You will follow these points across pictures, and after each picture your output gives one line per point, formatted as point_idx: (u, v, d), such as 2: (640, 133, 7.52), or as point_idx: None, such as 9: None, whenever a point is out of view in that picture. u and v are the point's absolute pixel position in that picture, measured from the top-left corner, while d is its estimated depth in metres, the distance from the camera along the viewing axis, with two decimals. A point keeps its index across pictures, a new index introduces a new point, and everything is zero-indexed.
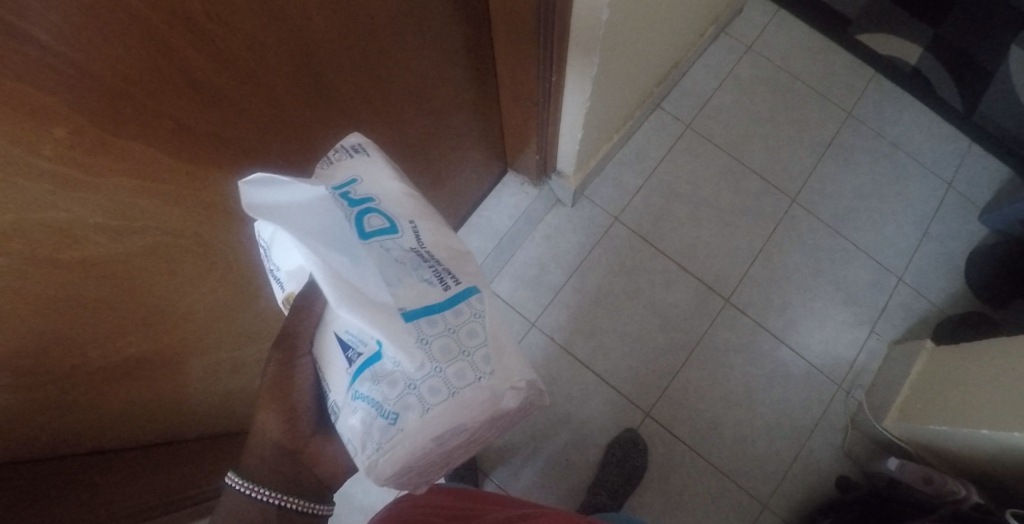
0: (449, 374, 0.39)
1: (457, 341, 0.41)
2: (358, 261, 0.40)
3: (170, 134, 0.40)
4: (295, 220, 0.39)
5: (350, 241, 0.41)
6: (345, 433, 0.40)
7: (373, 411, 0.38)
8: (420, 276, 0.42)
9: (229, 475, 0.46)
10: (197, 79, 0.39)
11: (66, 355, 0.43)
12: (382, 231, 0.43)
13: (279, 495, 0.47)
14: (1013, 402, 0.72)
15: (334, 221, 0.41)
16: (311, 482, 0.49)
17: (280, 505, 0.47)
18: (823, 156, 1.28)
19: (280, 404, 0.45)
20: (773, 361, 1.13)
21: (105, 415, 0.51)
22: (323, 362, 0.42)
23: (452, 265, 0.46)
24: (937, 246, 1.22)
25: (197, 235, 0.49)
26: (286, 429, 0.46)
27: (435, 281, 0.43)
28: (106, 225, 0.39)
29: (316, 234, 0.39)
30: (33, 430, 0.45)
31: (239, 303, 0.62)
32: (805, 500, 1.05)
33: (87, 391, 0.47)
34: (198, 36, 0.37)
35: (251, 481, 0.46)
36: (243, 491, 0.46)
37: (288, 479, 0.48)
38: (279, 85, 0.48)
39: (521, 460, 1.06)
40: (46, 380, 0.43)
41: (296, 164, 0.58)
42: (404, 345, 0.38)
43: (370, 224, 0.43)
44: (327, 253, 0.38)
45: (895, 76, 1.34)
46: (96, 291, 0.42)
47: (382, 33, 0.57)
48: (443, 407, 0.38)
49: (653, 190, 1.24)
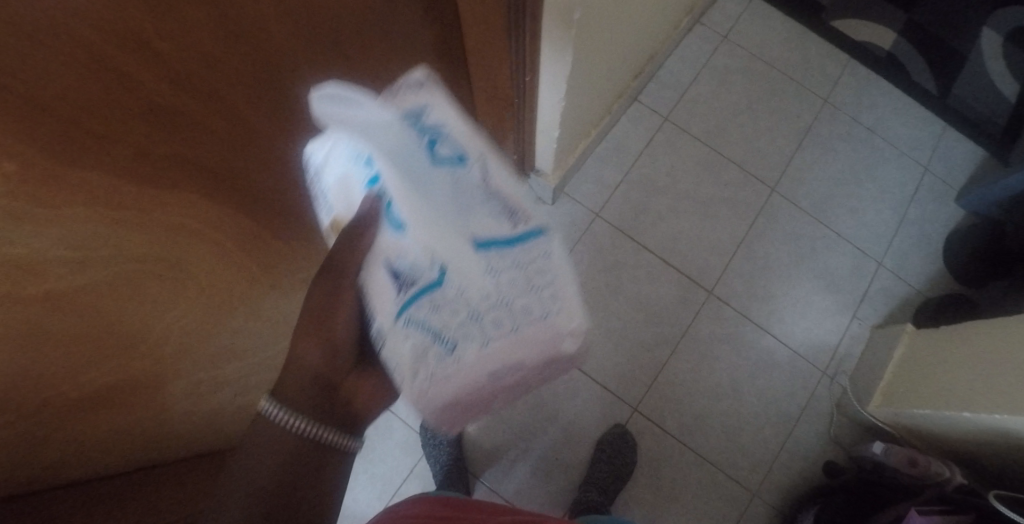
0: (515, 308, 0.43)
1: (524, 276, 0.43)
2: (429, 189, 0.42)
3: (128, 160, 0.39)
4: (367, 138, 0.41)
5: (420, 167, 0.42)
6: (394, 359, 0.42)
7: (428, 339, 0.41)
8: (490, 209, 0.44)
9: (266, 403, 0.48)
10: (153, 101, 0.38)
11: (46, 389, 0.42)
12: (452, 160, 0.44)
13: (316, 427, 0.50)
14: (992, 384, 0.74)
15: (404, 146, 0.42)
16: (344, 415, 0.52)
17: (316, 435, 0.49)
18: (801, 143, 1.29)
19: (322, 335, 0.48)
20: (758, 349, 1.14)
21: (95, 443, 0.50)
22: (370, 292, 0.43)
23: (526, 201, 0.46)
24: (916, 229, 1.23)
25: (165, 258, 0.48)
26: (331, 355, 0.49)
27: (505, 216, 0.44)
28: (68, 256, 0.38)
29: (388, 156, 0.40)
30: (15, 474, 0.43)
31: (214, 322, 0.61)
32: (793, 486, 1.06)
33: (66, 424, 0.46)
34: (151, 56, 0.36)
35: (289, 412, 0.48)
36: (281, 422, 0.48)
37: (322, 411, 0.50)
38: (242, 101, 0.47)
39: (510, 461, 1.07)
40: (28, 414, 0.42)
41: (264, 180, 0.57)
42: (471, 272, 0.42)
43: (440, 151, 0.44)
44: (398, 177, 0.40)
45: (869, 61, 1.35)
46: (62, 326, 0.41)
47: (345, 40, 0.56)
48: (502, 339, 0.42)
49: (634, 184, 1.24)
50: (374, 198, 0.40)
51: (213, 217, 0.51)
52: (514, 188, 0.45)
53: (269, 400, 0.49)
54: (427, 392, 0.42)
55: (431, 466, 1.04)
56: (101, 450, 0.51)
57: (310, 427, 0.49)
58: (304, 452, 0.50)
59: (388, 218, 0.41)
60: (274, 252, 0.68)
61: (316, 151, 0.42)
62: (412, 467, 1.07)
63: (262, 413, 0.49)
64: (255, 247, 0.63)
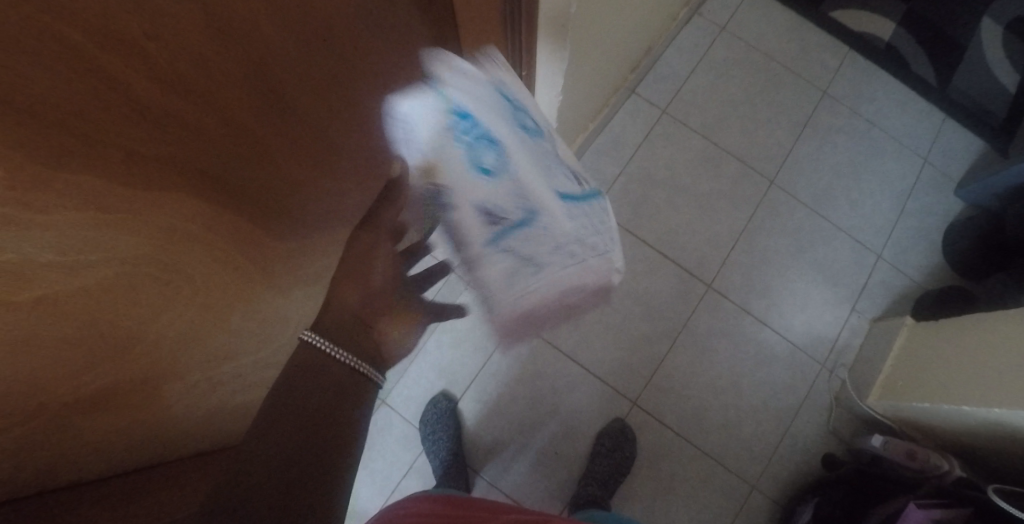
0: (582, 244, 0.58)
1: (586, 221, 0.58)
2: (528, 154, 0.51)
3: (117, 163, 0.38)
4: (476, 103, 0.47)
5: (512, 128, 0.50)
6: (485, 281, 0.52)
7: (518, 265, 0.53)
8: (564, 172, 0.56)
9: (308, 332, 0.49)
10: (141, 103, 0.37)
11: (50, 393, 0.41)
12: (538, 128, 0.53)
13: (355, 359, 0.50)
14: (992, 378, 0.74)
15: (499, 112, 0.49)
16: (373, 353, 0.54)
17: (356, 365, 0.50)
18: (800, 135, 1.28)
19: (361, 279, 0.55)
20: (757, 342, 1.14)
21: (101, 442, 0.49)
22: (457, 232, 0.52)
23: (579, 167, 0.61)
24: (915, 221, 1.23)
25: (159, 260, 0.47)
26: (373, 295, 0.55)
27: (571, 177, 0.57)
28: (61, 263, 0.37)
29: (495, 122, 0.48)
30: (28, 470, 0.42)
31: (210, 324, 0.60)
32: (792, 479, 1.07)
33: (70, 425, 0.45)
34: (137, 58, 0.35)
35: (331, 343, 0.50)
36: (325, 349, 0.49)
37: (356, 345, 0.52)
38: (236, 101, 0.46)
39: (510, 456, 1.07)
40: (36, 419, 0.41)
41: (260, 180, 0.56)
42: (557, 219, 0.54)
43: (527, 122, 0.52)
44: (507, 144, 0.49)
45: (868, 52, 1.34)
46: (57, 334, 0.40)
47: (351, 38, 0.54)
48: (572, 266, 0.58)
49: (632, 178, 1.23)
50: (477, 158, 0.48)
51: (206, 217, 0.51)
52: (573, 156, 0.60)
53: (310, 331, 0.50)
54: (513, 304, 0.54)
55: (431, 461, 1.04)
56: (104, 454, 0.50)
57: (351, 357, 0.50)
58: (338, 383, 0.49)
59: (483, 173, 0.49)
60: (272, 253, 0.67)
61: (420, 110, 0.47)
62: (411, 462, 1.07)
63: (303, 340, 0.49)
64: (252, 248, 0.62)
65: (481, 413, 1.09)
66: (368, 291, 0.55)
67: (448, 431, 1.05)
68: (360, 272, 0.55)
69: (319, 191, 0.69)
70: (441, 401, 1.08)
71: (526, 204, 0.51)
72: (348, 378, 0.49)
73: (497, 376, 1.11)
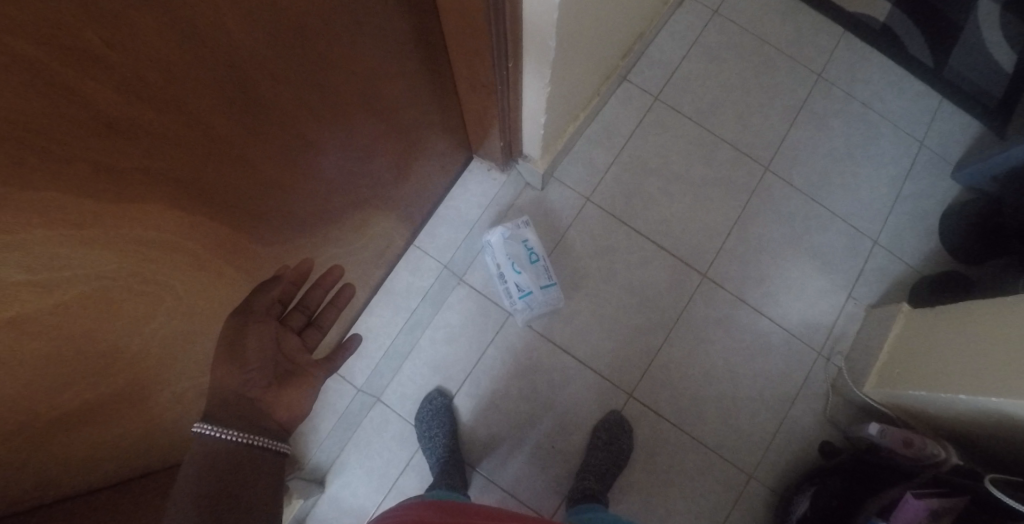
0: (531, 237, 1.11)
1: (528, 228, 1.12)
2: (513, 295, 1.09)
3: (87, 177, 0.35)
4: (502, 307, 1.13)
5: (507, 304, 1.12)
6: (484, 266, 1.15)
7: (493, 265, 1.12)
8: (530, 277, 1.08)
9: (199, 423, 0.54)
10: (107, 113, 0.34)
11: (29, 414, 0.40)
12: (526, 293, 1.08)
13: (246, 436, 0.56)
14: (989, 367, 0.74)
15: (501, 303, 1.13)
16: (273, 428, 0.60)
17: (248, 443, 0.56)
18: (795, 120, 1.26)
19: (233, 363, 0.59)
20: (752, 332, 1.14)
21: (80, 456, 0.49)
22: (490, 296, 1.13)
23: (537, 279, 1.08)
24: (912, 205, 1.22)
25: (140, 272, 0.45)
26: (256, 371, 0.60)
27: (532, 262, 1.09)
28: (31, 281, 0.35)
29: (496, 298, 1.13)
30: (16, 486, 0.42)
31: (195, 332, 0.59)
32: (790, 467, 1.07)
33: (56, 441, 0.45)
34: (100, 66, 0.32)
35: (218, 426, 0.55)
36: (213, 434, 0.54)
37: (245, 421, 0.57)
38: (209, 107, 0.44)
39: (507, 451, 1.08)
40: (17, 439, 0.40)
41: (238, 185, 0.54)
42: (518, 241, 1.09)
43: (520, 301, 1.09)
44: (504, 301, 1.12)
45: (863, 34, 1.31)
46: (33, 352, 0.38)
47: (318, 33, 0.52)
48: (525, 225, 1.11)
49: (624, 167, 1.21)
50: (493, 299, 1.13)
51: (186, 227, 0.49)
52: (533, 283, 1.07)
53: (203, 421, 0.55)
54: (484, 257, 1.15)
55: (427, 459, 1.04)
56: (87, 464, 0.50)
57: (243, 434, 0.56)
58: (238, 460, 0.54)
59: (531, 261, 1.09)
60: (258, 259, 0.65)
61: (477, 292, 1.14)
62: (408, 460, 1.07)
63: (196, 433, 0.54)
64: (235, 254, 0.60)
65: (477, 408, 1.09)
66: (247, 370, 0.59)
67: (445, 429, 1.05)
68: (238, 353, 0.59)
69: (300, 194, 0.67)
70: (437, 398, 1.07)
71: (547, 268, 1.09)
72: (244, 455, 0.55)
73: (492, 371, 1.11)
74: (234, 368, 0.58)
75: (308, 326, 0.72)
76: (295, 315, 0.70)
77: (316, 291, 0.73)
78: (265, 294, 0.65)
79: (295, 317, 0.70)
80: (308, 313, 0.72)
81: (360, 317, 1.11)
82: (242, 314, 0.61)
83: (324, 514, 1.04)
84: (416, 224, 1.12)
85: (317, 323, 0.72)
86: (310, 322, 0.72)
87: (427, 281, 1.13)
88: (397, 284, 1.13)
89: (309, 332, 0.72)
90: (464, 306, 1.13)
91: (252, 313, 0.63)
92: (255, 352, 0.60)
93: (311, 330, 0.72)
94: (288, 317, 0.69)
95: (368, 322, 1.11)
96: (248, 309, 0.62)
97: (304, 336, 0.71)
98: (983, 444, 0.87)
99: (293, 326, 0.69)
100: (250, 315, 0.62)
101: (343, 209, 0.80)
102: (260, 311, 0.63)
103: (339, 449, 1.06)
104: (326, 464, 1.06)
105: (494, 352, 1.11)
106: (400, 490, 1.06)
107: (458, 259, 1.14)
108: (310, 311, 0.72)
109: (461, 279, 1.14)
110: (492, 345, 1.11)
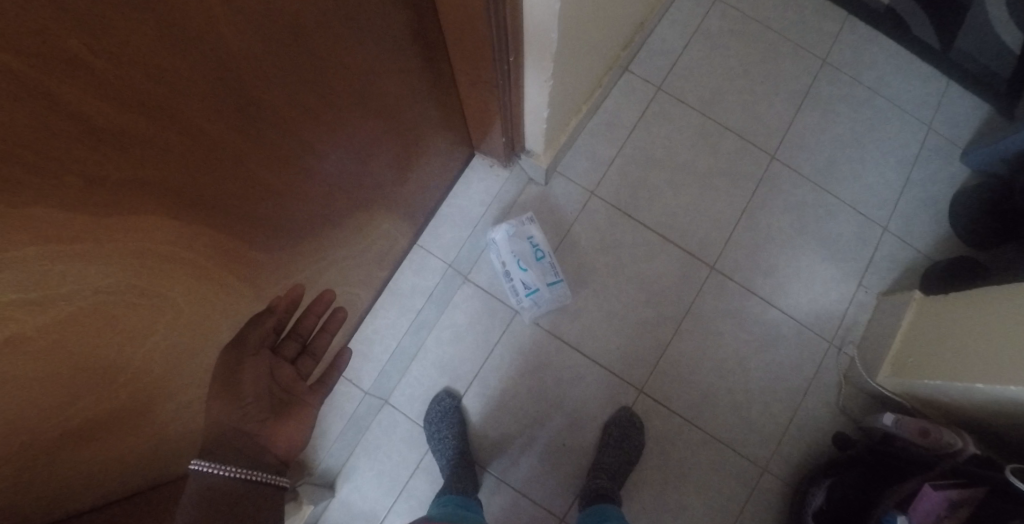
0: (536, 232, 1.09)
1: (528, 223, 1.10)
2: (519, 292, 1.08)
3: (77, 191, 0.34)
4: (505, 304, 1.12)
5: (508, 303, 1.12)
6: (488, 263, 1.13)
7: (493, 272, 1.13)
8: (538, 270, 1.07)
9: (192, 462, 0.53)
10: (99, 124, 0.33)
11: (39, 431, 0.40)
12: (534, 293, 1.07)
13: (244, 471, 0.56)
14: (1006, 354, 0.73)
15: (503, 303, 1.12)
16: (270, 461, 0.62)
17: (247, 479, 0.56)
18: (800, 108, 1.25)
19: (229, 400, 0.61)
20: (763, 323, 1.13)
21: (93, 472, 0.49)
22: (499, 295, 1.12)
23: (544, 275, 1.07)
24: (920, 191, 1.21)
25: (138, 284, 0.44)
26: (252, 404, 0.63)
27: (542, 265, 1.07)
28: (26, 299, 0.33)
29: (499, 295, 1.12)
30: (31, 506, 0.42)
31: (198, 344, 0.58)
32: (803, 459, 1.07)
33: (62, 459, 0.44)
34: (87, 75, 0.31)
35: (215, 462, 0.54)
36: (210, 471, 0.53)
37: (240, 456, 0.58)
38: (202, 112, 0.42)
39: (518, 450, 1.07)
40: (27, 458, 0.40)
41: (235, 190, 0.52)
42: (522, 234, 1.08)
43: (525, 300, 1.08)
44: (507, 300, 1.12)
45: (866, 18, 1.29)
46: (31, 372, 0.37)
47: (312, 31, 0.50)
48: (532, 221, 1.10)
49: (629, 160, 1.20)
50: (495, 298, 1.12)
51: (183, 237, 0.47)
52: (540, 277, 1.06)
53: (198, 459, 0.54)
54: (479, 261, 1.14)
55: (438, 461, 1.03)
56: (98, 480, 0.50)
57: (241, 470, 0.56)
58: (237, 497, 0.54)
59: (537, 258, 1.08)
60: (259, 267, 0.64)
61: (479, 293, 1.12)
62: (418, 462, 1.07)
63: (190, 472, 0.52)
64: (235, 261, 0.58)
65: (486, 408, 1.08)
66: (243, 404, 0.62)
67: (453, 430, 1.04)
68: (234, 389, 0.62)
69: (300, 197, 0.65)
70: (445, 399, 1.06)
71: (553, 264, 1.08)
72: (244, 491, 0.55)
73: (500, 369, 1.10)
74: (229, 403, 0.61)
75: (302, 353, 0.73)
76: (289, 343, 0.72)
77: (308, 317, 0.74)
78: (258, 325, 0.66)
79: (290, 345, 0.72)
80: (301, 338, 0.73)
81: (366, 318, 1.10)
82: (237, 347, 0.64)
83: (335, 519, 1.04)
84: (419, 223, 1.11)
85: (309, 351, 0.74)
86: (304, 348, 0.74)
87: (433, 281, 1.12)
88: (403, 285, 1.12)
89: (303, 359, 0.73)
90: (471, 305, 1.12)
91: (247, 345, 0.65)
92: (250, 386, 0.63)
93: (305, 358, 0.73)
94: (281, 346, 0.71)
95: (373, 324, 1.10)
96: (242, 342, 0.65)
97: (298, 364, 0.72)
98: (1003, 433, 0.86)
99: (286, 355, 0.71)
100: (245, 347, 0.65)
101: (343, 211, 0.78)
102: (254, 344, 0.66)
103: (348, 453, 1.06)
104: (336, 468, 1.05)
105: (501, 350, 1.10)
106: (411, 493, 1.05)
107: (462, 258, 1.13)
108: (302, 338, 0.74)
109: (466, 278, 1.13)
110: (500, 343, 1.10)
